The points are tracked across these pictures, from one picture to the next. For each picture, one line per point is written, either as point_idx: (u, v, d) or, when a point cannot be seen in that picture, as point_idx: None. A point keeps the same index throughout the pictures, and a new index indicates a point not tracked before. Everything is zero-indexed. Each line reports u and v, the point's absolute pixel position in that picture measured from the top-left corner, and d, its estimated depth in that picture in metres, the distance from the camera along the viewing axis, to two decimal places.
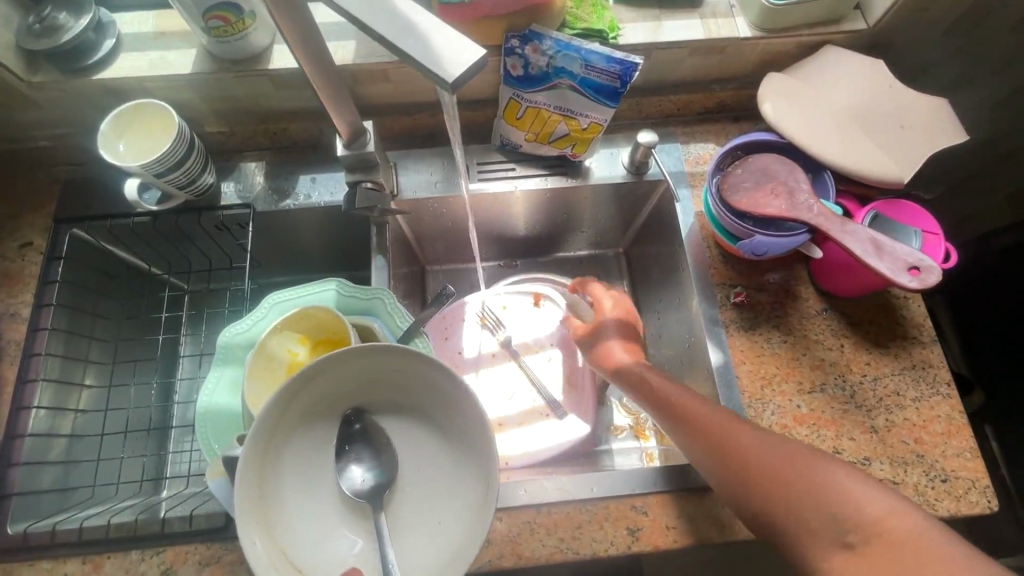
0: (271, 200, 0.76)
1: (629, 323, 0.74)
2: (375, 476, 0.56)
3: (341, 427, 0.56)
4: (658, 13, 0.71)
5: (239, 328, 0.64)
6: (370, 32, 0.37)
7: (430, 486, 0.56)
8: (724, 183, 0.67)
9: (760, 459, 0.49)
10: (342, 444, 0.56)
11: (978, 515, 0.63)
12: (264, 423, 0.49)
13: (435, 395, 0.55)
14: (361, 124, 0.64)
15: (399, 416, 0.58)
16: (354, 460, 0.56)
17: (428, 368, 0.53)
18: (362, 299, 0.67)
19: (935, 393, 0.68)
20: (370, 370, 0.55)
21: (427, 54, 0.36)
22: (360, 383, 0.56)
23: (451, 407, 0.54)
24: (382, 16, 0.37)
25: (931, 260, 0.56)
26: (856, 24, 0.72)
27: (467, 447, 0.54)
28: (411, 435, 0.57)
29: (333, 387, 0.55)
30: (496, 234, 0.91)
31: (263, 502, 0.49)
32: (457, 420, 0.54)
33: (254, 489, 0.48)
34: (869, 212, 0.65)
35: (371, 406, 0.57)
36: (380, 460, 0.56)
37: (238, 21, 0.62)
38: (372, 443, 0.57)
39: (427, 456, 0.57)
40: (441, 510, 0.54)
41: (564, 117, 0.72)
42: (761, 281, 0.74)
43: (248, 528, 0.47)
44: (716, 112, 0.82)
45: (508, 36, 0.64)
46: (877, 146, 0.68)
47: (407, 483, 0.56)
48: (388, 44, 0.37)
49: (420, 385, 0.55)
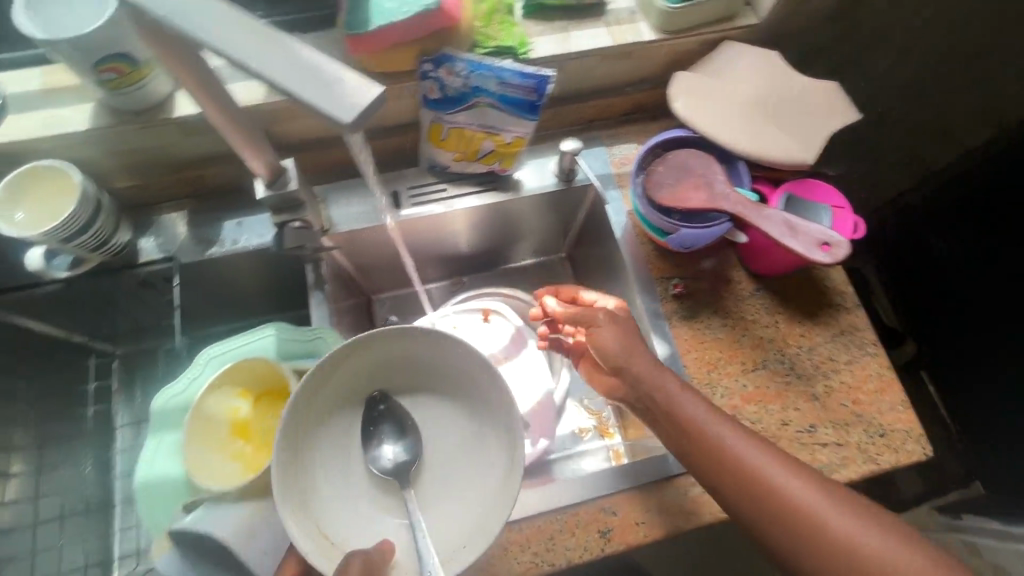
0: (196, 251, 0.73)
1: (632, 352, 0.63)
2: (403, 453, 0.59)
3: (365, 409, 0.59)
4: (565, 25, 0.73)
5: (173, 390, 0.61)
6: (262, 77, 0.36)
7: (457, 458, 0.59)
8: (649, 182, 0.70)
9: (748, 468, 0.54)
10: (369, 425, 0.59)
11: (916, 462, 0.68)
12: (297, 407, 0.51)
13: (453, 369, 0.58)
14: (279, 164, 0.62)
15: (423, 397, 0.60)
16: (384, 438, 0.59)
17: (450, 348, 0.56)
18: (303, 341, 0.65)
19: (864, 354, 0.73)
20: (386, 355, 0.58)
21: (324, 97, 0.35)
22: (379, 367, 0.58)
23: (475, 384, 0.57)
24: (274, 60, 0.36)
25: (840, 235, 0.60)
26: (749, 19, 0.76)
27: (486, 411, 0.57)
28: (436, 412, 0.60)
29: (353, 375, 0.57)
30: (438, 255, 0.91)
31: (295, 482, 0.51)
32: (481, 394, 0.57)
33: (289, 470, 0.50)
34: (783, 195, 0.69)
35: (391, 386, 0.59)
36: (408, 437, 0.59)
37: (134, 72, 0.60)
38: (396, 422, 0.59)
39: (453, 431, 0.60)
40: (471, 471, 0.57)
41: (487, 134, 0.73)
42: (696, 270, 0.77)
43: (286, 507, 0.48)
44: (633, 114, 0.85)
45: (421, 61, 0.65)
46: (783, 132, 0.72)
47: (434, 455, 0.59)
48: (283, 89, 0.35)
49: (442, 365, 0.58)
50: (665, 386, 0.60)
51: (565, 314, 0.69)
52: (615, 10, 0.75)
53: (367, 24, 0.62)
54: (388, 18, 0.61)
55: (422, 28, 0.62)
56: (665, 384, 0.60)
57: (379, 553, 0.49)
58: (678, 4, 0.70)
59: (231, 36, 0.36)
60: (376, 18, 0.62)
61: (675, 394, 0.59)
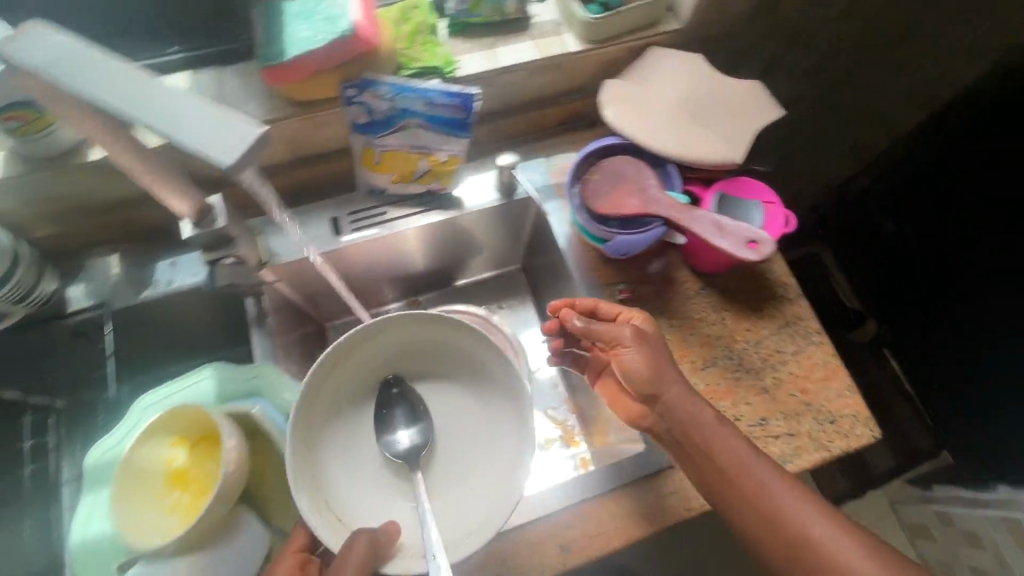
0: (129, 294, 0.70)
1: (665, 379, 0.63)
2: (415, 436, 0.64)
3: (380, 391, 0.65)
4: (492, 41, 0.74)
5: (107, 444, 0.59)
6: (145, 126, 0.36)
7: (464, 437, 0.64)
8: (585, 191, 0.71)
9: (755, 489, 0.58)
10: (382, 408, 0.65)
11: (866, 446, 0.69)
12: (309, 390, 0.57)
13: (462, 354, 0.64)
14: (206, 200, 0.61)
15: (431, 381, 0.67)
16: (398, 420, 0.64)
17: (457, 333, 0.62)
18: (242, 381, 0.64)
19: (809, 343, 0.74)
20: (395, 340, 0.63)
21: (206, 143, 0.36)
22: (389, 352, 0.64)
23: (480, 367, 0.63)
24: (157, 109, 0.37)
25: (765, 233, 0.64)
26: (671, 24, 0.78)
27: (493, 390, 0.63)
28: (444, 396, 0.66)
29: (367, 360, 0.63)
30: (390, 277, 0.90)
31: (309, 462, 0.57)
32: (486, 376, 0.63)
33: (303, 451, 0.56)
34: (715, 195, 0.72)
35: (406, 369, 0.66)
36: (420, 419, 0.65)
37: (39, 118, 0.57)
38: (409, 406, 0.65)
39: (460, 412, 0.66)
40: (481, 450, 0.63)
41: (421, 154, 0.73)
42: (643, 275, 0.77)
43: (300, 488, 0.54)
44: (570, 123, 0.86)
45: (343, 87, 0.64)
46: (710, 133, 0.73)
47: (443, 435, 0.65)
48: (166, 137, 0.36)
49: (451, 349, 0.64)
50: (698, 416, 0.62)
51: (604, 330, 0.65)
52: (538, 23, 0.76)
53: (278, 58, 0.63)
54: (302, 47, 0.61)
55: (340, 55, 0.62)
56: (699, 421, 0.61)
57: (384, 534, 0.54)
58: (598, 15, 0.72)
59: (116, 86, 0.38)
60: (286, 52, 0.63)
61: (710, 427, 0.61)
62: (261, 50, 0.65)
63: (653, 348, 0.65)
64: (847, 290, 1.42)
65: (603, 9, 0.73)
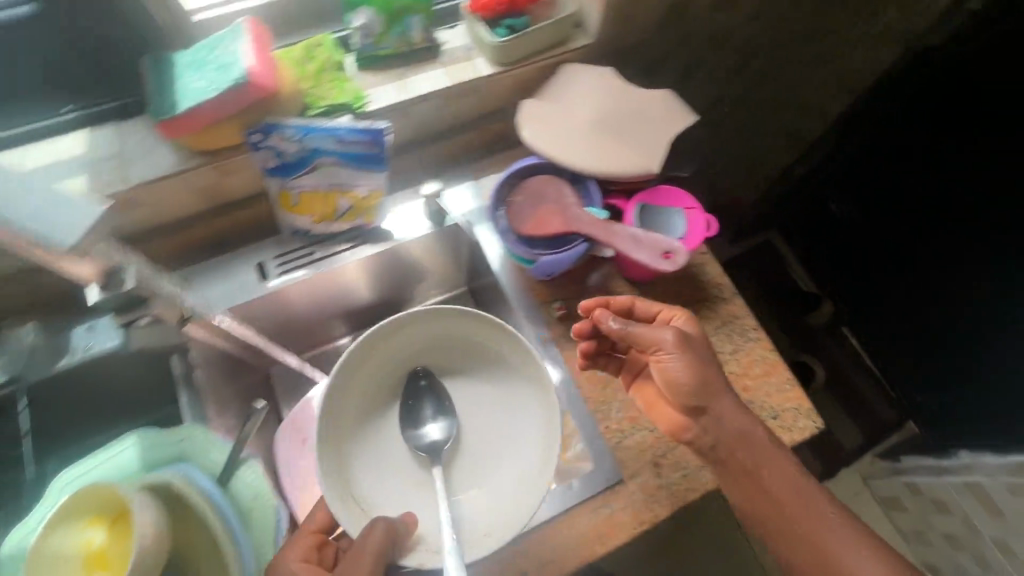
0: (46, 363, 0.73)
1: (717, 392, 0.74)
2: (440, 425, 0.82)
3: (411, 381, 0.84)
4: (403, 70, 0.84)
5: (22, 531, 0.64)
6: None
7: (486, 426, 0.82)
8: (511, 215, 0.79)
9: (781, 493, 0.72)
10: (411, 398, 0.83)
11: (810, 436, 0.77)
12: (337, 389, 0.77)
13: (483, 347, 0.82)
14: (112, 263, 0.67)
15: (462, 375, 0.85)
16: (424, 409, 0.83)
17: (479, 328, 0.80)
18: (167, 447, 0.72)
19: (747, 340, 0.82)
20: (412, 342, 0.82)
21: (40, 227, 0.59)
22: (421, 348, 0.84)
23: (502, 360, 0.81)
24: (11, 204, 0.59)
25: (680, 245, 0.74)
26: (582, 40, 0.86)
27: (509, 376, 0.82)
28: (470, 387, 0.84)
29: (402, 350, 0.83)
30: (334, 311, 0.93)
31: (338, 451, 0.75)
32: (505, 364, 0.81)
33: (331, 438, 0.75)
34: (636, 205, 0.80)
35: (431, 366, 0.84)
36: (439, 411, 0.83)
37: None
38: (436, 396, 0.84)
39: (479, 402, 0.84)
40: (501, 430, 0.82)
41: (341, 191, 0.82)
42: (579, 287, 0.85)
43: (329, 484, 0.71)
44: (493, 144, 0.96)
45: (248, 133, 0.73)
46: (624, 146, 0.82)
47: (467, 421, 0.83)
48: (3, 223, 0.58)
49: (475, 343, 0.82)
50: (751, 433, 0.72)
51: (648, 307, 0.79)
52: (450, 49, 0.85)
53: (174, 108, 0.71)
54: (196, 98, 0.70)
55: (235, 100, 0.70)
56: (751, 440, 0.72)
57: (403, 526, 0.69)
58: (504, 38, 0.80)
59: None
60: (183, 101, 0.71)
61: (763, 450, 0.73)
62: (151, 106, 0.73)
63: (694, 351, 0.75)
64: (805, 279, 1.64)
65: (509, 33, 0.81)
